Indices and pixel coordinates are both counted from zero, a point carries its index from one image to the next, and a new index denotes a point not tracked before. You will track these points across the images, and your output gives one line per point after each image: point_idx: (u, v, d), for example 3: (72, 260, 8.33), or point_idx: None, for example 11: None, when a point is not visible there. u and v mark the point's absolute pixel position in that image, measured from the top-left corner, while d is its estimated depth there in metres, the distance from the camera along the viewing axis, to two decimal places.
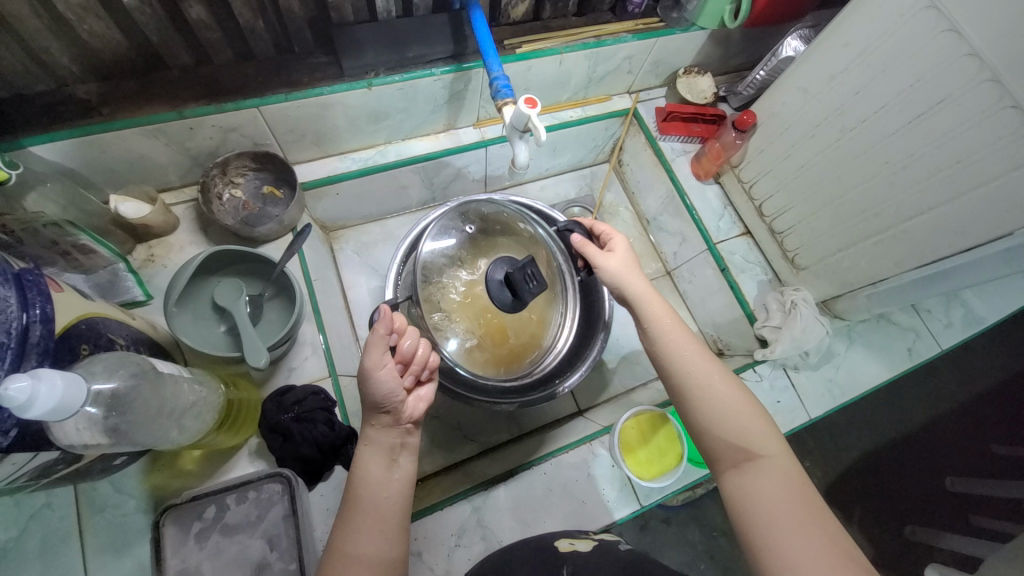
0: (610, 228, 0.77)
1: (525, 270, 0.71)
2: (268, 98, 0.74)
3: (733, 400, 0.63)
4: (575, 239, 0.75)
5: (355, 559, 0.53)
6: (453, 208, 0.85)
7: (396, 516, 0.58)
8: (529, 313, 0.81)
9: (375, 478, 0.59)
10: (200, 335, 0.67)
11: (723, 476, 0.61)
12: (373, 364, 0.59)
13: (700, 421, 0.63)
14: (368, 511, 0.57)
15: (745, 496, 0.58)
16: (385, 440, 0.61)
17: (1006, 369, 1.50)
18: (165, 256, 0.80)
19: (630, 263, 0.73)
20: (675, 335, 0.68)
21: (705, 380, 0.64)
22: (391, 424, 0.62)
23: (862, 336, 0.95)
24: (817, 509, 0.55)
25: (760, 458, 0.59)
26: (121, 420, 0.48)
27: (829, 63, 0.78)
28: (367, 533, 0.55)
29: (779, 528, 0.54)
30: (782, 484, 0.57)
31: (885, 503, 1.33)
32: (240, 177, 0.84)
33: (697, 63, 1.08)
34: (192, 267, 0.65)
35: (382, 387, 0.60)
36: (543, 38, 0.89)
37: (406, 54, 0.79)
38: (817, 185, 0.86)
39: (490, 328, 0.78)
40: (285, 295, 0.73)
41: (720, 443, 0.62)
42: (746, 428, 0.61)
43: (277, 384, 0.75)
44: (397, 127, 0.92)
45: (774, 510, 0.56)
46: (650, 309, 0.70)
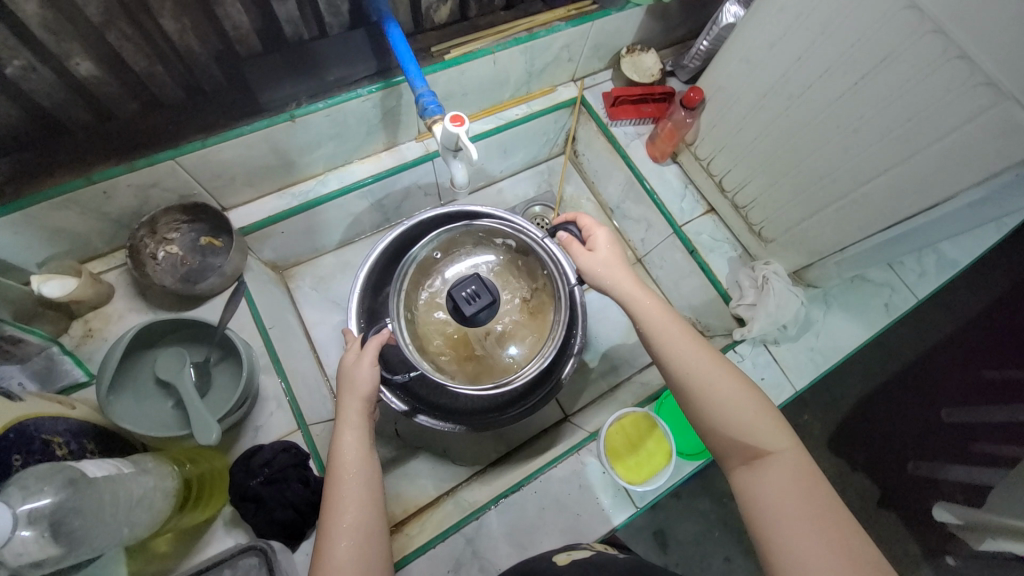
0: (593, 220, 0.73)
1: (467, 286, 0.69)
2: (183, 147, 0.69)
3: (735, 399, 0.60)
4: (559, 236, 0.73)
5: (345, 532, 0.56)
6: (440, 234, 0.78)
7: (376, 490, 0.60)
8: (507, 324, 0.76)
9: (351, 458, 0.60)
10: (147, 416, 0.64)
11: (734, 472, 0.59)
12: (364, 364, 0.66)
13: (705, 421, 0.60)
14: (353, 484, 0.59)
15: (755, 491, 0.56)
16: (355, 416, 0.63)
17: (996, 287, 1.44)
18: (104, 328, 0.76)
19: (614, 260, 0.70)
20: (670, 332, 0.64)
21: (706, 379, 0.60)
22: (362, 404, 0.64)
23: (837, 299, 0.94)
24: (825, 502, 0.53)
25: (769, 454, 0.57)
26: (66, 534, 0.44)
27: (769, 30, 0.75)
28: (354, 508, 0.57)
29: (790, 526, 0.52)
30: (794, 480, 0.55)
31: (887, 444, 1.32)
32: (173, 232, 0.80)
33: (639, 40, 1.04)
34: (121, 346, 0.61)
35: (361, 373, 0.65)
36: (471, 40, 0.84)
37: (326, 79, 0.75)
38: (773, 158, 0.83)
39: (466, 343, 0.75)
40: (233, 358, 0.70)
41: (726, 440, 0.59)
42: (752, 424, 0.58)
43: (244, 447, 0.72)
44: (334, 153, 0.87)
45: (783, 502, 0.54)
46: (642, 308, 0.66)
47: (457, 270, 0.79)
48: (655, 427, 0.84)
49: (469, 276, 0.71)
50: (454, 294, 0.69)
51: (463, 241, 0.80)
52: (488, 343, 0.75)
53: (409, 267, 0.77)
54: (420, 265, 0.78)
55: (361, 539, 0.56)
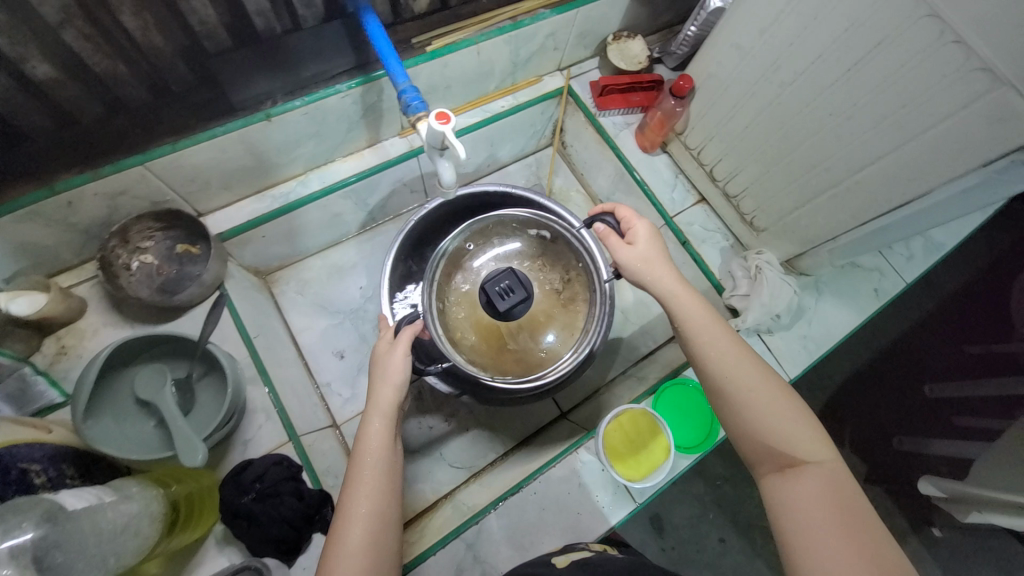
0: (632, 212, 0.70)
1: (500, 282, 0.69)
2: (152, 152, 0.66)
3: (774, 407, 0.58)
4: (598, 228, 0.71)
5: (361, 521, 0.54)
6: (471, 224, 0.76)
7: (394, 481, 0.58)
8: (540, 316, 0.73)
9: (375, 446, 0.59)
10: (128, 437, 0.61)
11: (765, 478, 0.57)
12: (392, 354, 0.64)
13: (740, 424, 0.59)
14: (374, 473, 0.57)
15: (786, 499, 0.54)
16: (386, 403, 0.61)
17: (981, 262, 1.45)
18: (78, 344, 0.72)
19: (654, 255, 0.67)
20: (709, 331, 0.62)
21: (744, 386, 0.59)
22: (393, 394, 0.62)
23: (829, 286, 0.94)
24: (854, 512, 0.52)
25: (805, 464, 0.55)
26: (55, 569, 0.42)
27: (759, 16, 0.73)
28: (369, 498, 0.55)
29: (811, 526, 0.52)
30: (827, 491, 0.53)
31: (880, 423, 1.32)
32: (146, 241, 0.76)
33: (625, 27, 1.01)
34: (96, 366, 0.59)
35: (394, 361, 0.63)
36: (454, 31, 0.82)
37: (302, 75, 0.72)
38: (765, 144, 0.82)
39: (501, 337, 0.72)
40: (216, 372, 0.67)
41: (761, 447, 0.57)
42: (789, 434, 0.57)
43: (234, 462, 0.70)
44: (313, 153, 0.83)
45: (813, 512, 0.52)
46: (680, 307, 0.64)
47: (491, 260, 0.75)
48: (654, 423, 0.82)
49: (503, 270, 0.71)
50: (486, 290, 0.69)
51: (496, 230, 0.77)
52: (522, 338, 0.73)
53: (440, 259, 0.74)
54: (451, 257, 0.75)
55: (379, 530, 0.54)
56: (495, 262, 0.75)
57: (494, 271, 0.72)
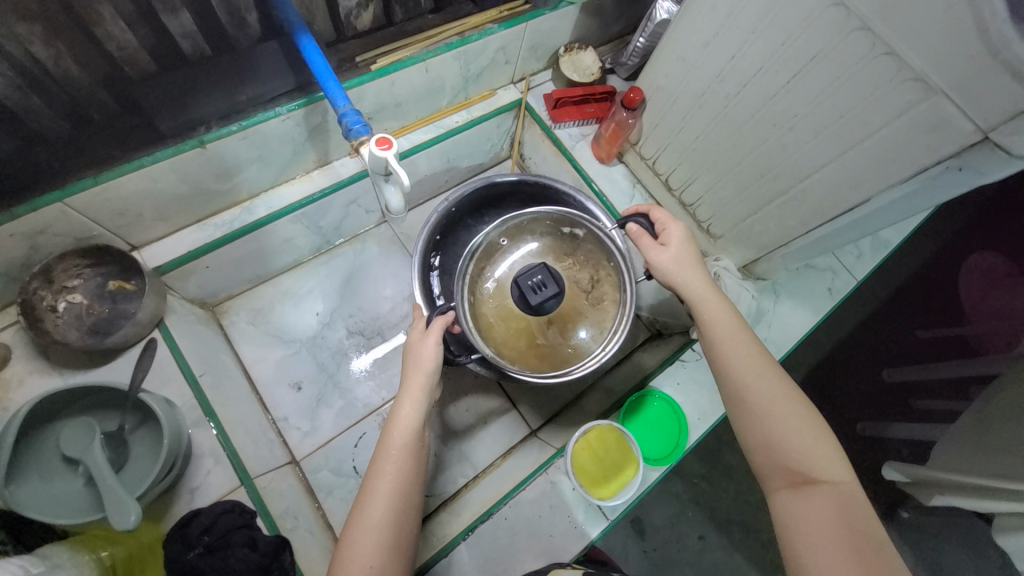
0: (667, 214, 0.70)
1: (534, 276, 0.69)
2: (72, 186, 0.61)
3: (794, 422, 0.57)
4: (630, 228, 0.72)
5: (382, 499, 0.56)
6: (507, 219, 0.76)
7: (418, 471, 0.59)
8: (569, 311, 0.72)
9: (403, 433, 0.59)
10: (50, 500, 0.55)
11: (775, 493, 0.57)
12: (422, 341, 0.65)
13: (757, 433, 0.58)
14: (399, 460, 0.58)
15: (796, 516, 0.54)
16: (417, 391, 0.62)
17: (929, 252, 1.50)
18: (1, 397, 0.66)
19: (686, 258, 0.67)
20: (734, 337, 0.62)
21: (765, 396, 0.59)
22: (423, 378, 0.63)
23: (786, 288, 0.96)
24: (865, 531, 0.51)
25: (821, 482, 0.55)
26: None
27: (702, 29, 0.74)
28: (391, 481, 0.57)
29: (817, 537, 0.52)
30: (841, 513, 0.52)
31: (844, 410, 1.36)
32: (74, 280, 0.71)
33: (576, 38, 1.01)
34: (15, 423, 0.54)
35: (426, 349, 0.64)
36: (401, 47, 0.79)
37: (238, 98, 0.68)
38: (716, 154, 0.83)
39: (530, 331, 0.72)
40: (152, 422, 0.63)
41: (774, 460, 0.57)
42: (807, 451, 0.56)
43: (179, 512, 0.65)
44: (257, 178, 0.79)
45: (823, 530, 0.52)
46: (708, 311, 0.64)
47: (522, 256, 0.75)
48: (621, 436, 0.82)
49: (535, 265, 0.71)
50: (520, 281, 0.70)
51: (529, 228, 0.77)
52: (551, 334, 0.72)
53: (476, 252, 0.73)
54: (485, 251, 0.75)
55: (391, 520, 0.55)
56: (524, 262, 0.75)
57: (528, 265, 0.72)
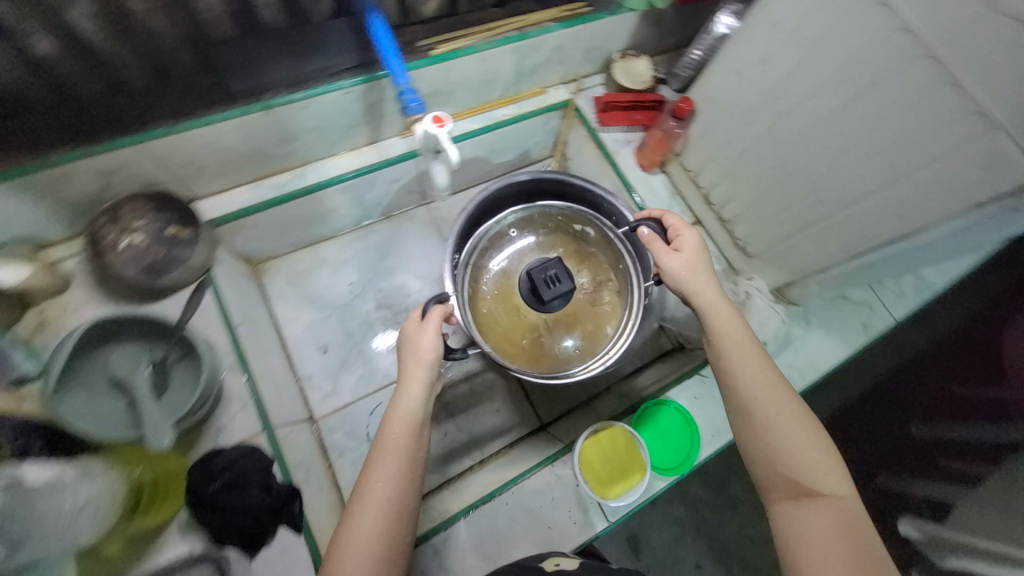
0: (681, 221, 0.72)
1: (548, 270, 0.79)
2: (149, 133, 0.66)
3: (799, 435, 0.57)
4: (642, 232, 0.71)
5: (378, 501, 0.57)
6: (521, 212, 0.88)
7: (415, 467, 0.60)
8: (570, 315, 0.82)
9: (401, 428, 0.61)
10: (95, 414, 0.61)
11: (776, 505, 0.57)
12: (421, 333, 0.66)
13: (761, 449, 0.58)
14: (396, 456, 0.59)
15: (797, 528, 0.54)
16: (417, 383, 0.63)
17: None
18: (59, 318, 0.70)
19: (698, 266, 0.67)
20: (741, 351, 0.62)
21: (771, 409, 0.58)
22: (423, 370, 0.64)
23: (817, 317, 0.94)
24: (864, 544, 0.52)
25: (822, 495, 0.55)
26: (16, 532, 0.47)
27: (760, 43, 0.74)
28: (387, 479, 0.58)
29: (817, 551, 0.52)
30: (843, 527, 0.53)
31: (863, 459, 1.33)
32: (137, 220, 0.74)
33: (632, 46, 1.02)
34: (72, 343, 0.61)
35: (426, 341, 0.65)
36: (460, 36, 0.82)
37: (305, 68, 0.72)
38: (761, 173, 0.83)
39: (533, 325, 0.81)
40: (194, 358, 0.68)
41: (777, 472, 0.57)
42: (811, 463, 0.56)
43: (204, 448, 0.69)
44: (312, 146, 0.84)
45: (824, 543, 0.52)
46: (716, 322, 0.64)
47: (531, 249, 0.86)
48: (631, 439, 0.81)
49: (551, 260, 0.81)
50: (534, 272, 0.79)
51: (540, 222, 0.88)
52: (552, 331, 0.81)
53: (482, 240, 0.85)
54: (492, 240, 0.86)
55: (387, 518, 0.56)
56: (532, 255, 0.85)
57: (541, 260, 0.82)
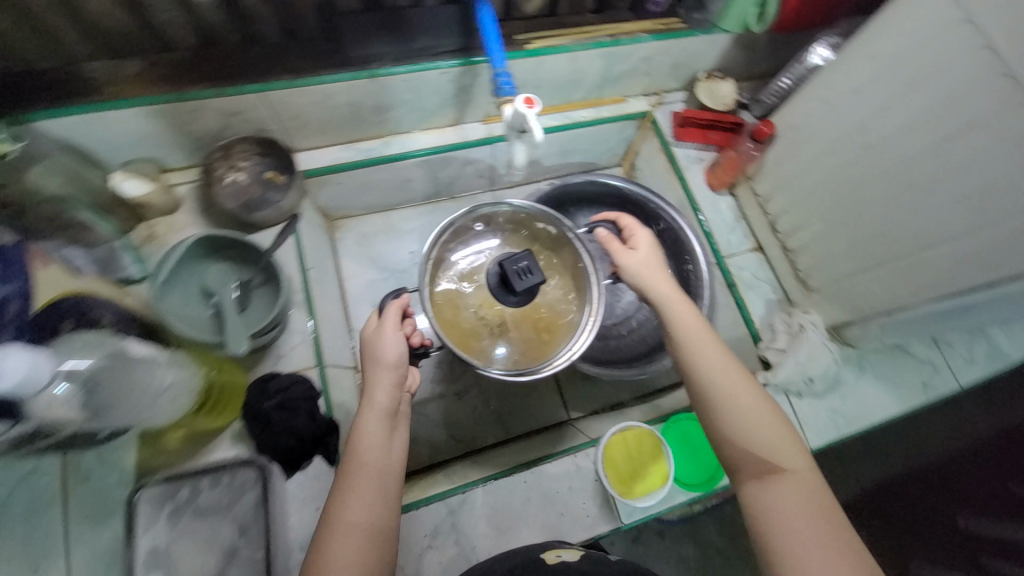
0: (634, 221, 0.73)
1: (519, 260, 0.66)
2: (271, 84, 0.74)
3: (757, 412, 0.59)
4: (598, 233, 0.71)
5: (352, 526, 0.53)
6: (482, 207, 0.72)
7: (389, 484, 0.57)
8: (535, 312, 0.68)
9: (369, 445, 0.57)
10: (185, 315, 0.69)
11: (743, 486, 0.57)
12: (388, 329, 0.63)
13: (723, 432, 0.59)
14: (370, 479, 0.56)
15: (765, 506, 0.55)
16: (383, 399, 0.60)
17: None
18: (166, 234, 0.81)
19: (652, 260, 0.69)
20: (699, 336, 0.63)
21: (730, 392, 0.59)
22: (391, 375, 0.61)
23: (873, 366, 0.90)
24: (830, 515, 0.53)
25: (783, 471, 0.56)
26: (105, 398, 0.52)
27: (855, 75, 0.74)
28: (360, 501, 0.54)
29: (787, 529, 0.53)
30: (806, 501, 0.54)
31: (894, 537, 1.15)
32: (243, 161, 0.84)
33: (720, 67, 1.03)
34: (180, 248, 0.68)
35: (387, 344, 0.62)
36: (555, 36, 0.86)
37: (412, 46, 0.79)
38: (836, 204, 0.81)
39: (495, 322, 0.67)
40: (273, 285, 0.75)
41: (741, 452, 0.58)
42: (769, 438, 0.57)
43: (263, 370, 0.76)
44: (403, 118, 0.90)
45: (792, 519, 0.53)
46: (674, 313, 0.65)
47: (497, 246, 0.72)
48: (659, 446, 0.81)
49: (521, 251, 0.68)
50: (504, 263, 0.66)
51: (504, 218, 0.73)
52: (517, 327, 0.67)
53: (444, 232, 0.69)
54: (455, 232, 0.71)
55: (368, 541, 0.53)
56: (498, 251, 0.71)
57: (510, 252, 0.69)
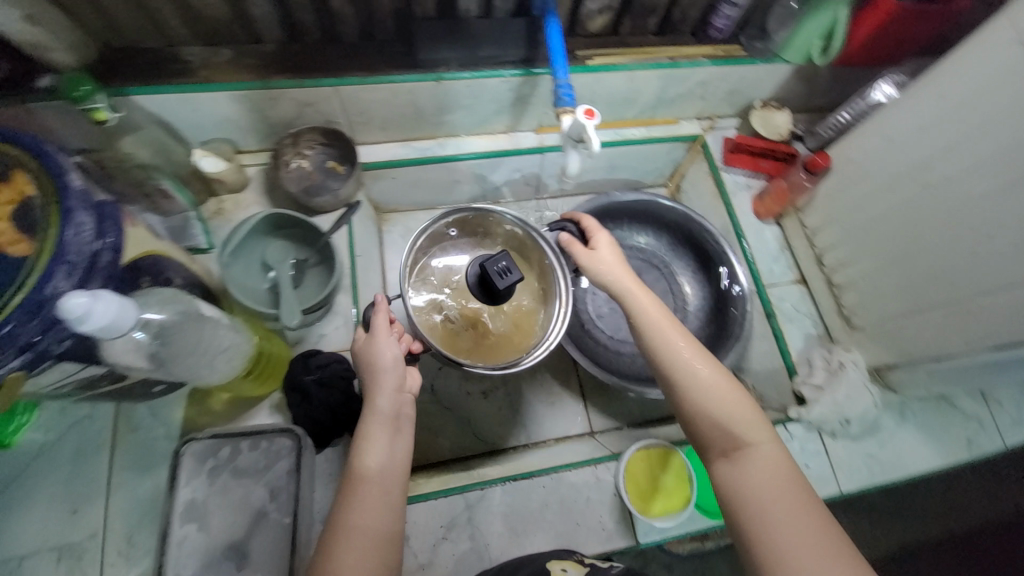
0: (594, 222, 0.73)
1: (499, 261, 0.64)
2: (345, 79, 0.79)
3: (723, 392, 0.59)
4: (560, 238, 0.72)
5: (359, 533, 0.54)
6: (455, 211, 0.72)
7: (394, 490, 0.57)
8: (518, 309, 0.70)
9: (373, 453, 0.58)
10: (245, 286, 0.74)
11: (713, 466, 0.58)
12: (381, 330, 0.63)
13: (692, 414, 0.59)
14: (376, 487, 0.56)
15: (737, 485, 0.55)
16: (386, 408, 0.60)
17: None
18: (232, 211, 0.87)
19: (613, 254, 0.70)
20: (659, 323, 0.63)
21: (693, 373, 0.60)
22: (394, 383, 0.61)
23: (915, 415, 0.87)
24: (799, 487, 0.53)
25: (747, 446, 0.56)
26: (170, 351, 0.55)
27: (919, 113, 0.73)
28: (366, 507, 0.55)
29: (758, 504, 0.53)
30: (773, 473, 0.54)
31: None
32: (309, 149, 0.89)
33: (777, 97, 1.03)
34: (249, 224, 0.73)
35: (381, 352, 0.61)
36: (616, 54, 0.89)
37: (479, 53, 0.82)
38: (887, 243, 0.80)
39: (480, 319, 0.69)
40: (326, 267, 0.80)
41: (709, 431, 0.58)
42: (733, 414, 0.58)
43: (306, 347, 0.79)
44: (461, 122, 0.94)
45: (762, 493, 0.53)
46: (636, 303, 0.65)
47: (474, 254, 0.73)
48: (682, 467, 0.81)
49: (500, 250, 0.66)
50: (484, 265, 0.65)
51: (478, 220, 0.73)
52: (500, 322, 0.69)
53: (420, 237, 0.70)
54: (432, 236, 0.72)
55: (376, 547, 0.54)
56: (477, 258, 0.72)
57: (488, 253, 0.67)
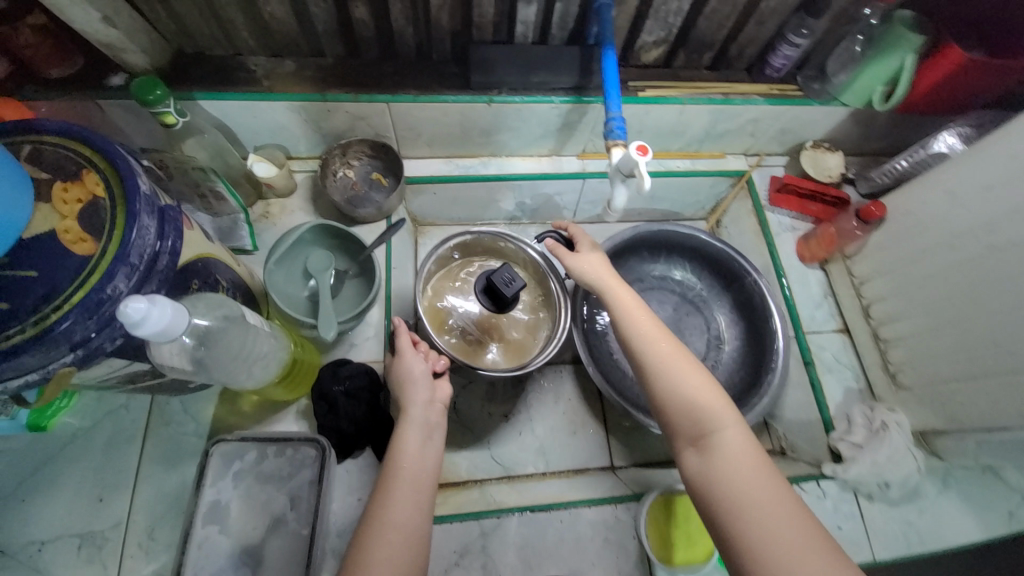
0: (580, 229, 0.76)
1: (501, 273, 0.70)
2: (398, 96, 0.80)
3: (691, 381, 0.60)
4: (546, 244, 0.74)
5: (392, 529, 0.54)
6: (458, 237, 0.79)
7: (427, 491, 0.58)
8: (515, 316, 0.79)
9: (409, 453, 0.60)
10: (286, 292, 0.75)
11: (683, 455, 0.59)
12: (404, 348, 0.68)
13: (662, 403, 0.60)
14: (408, 487, 0.57)
15: (705, 472, 0.56)
16: (416, 412, 0.63)
17: None
18: (277, 215, 0.90)
19: (593, 251, 0.72)
20: (630, 314, 0.65)
21: (662, 363, 0.61)
22: (426, 392, 0.65)
23: (959, 484, 0.82)
24: (764, 474, 0.54)
25: (713, 433, 0.57)
26: (212, 355, 0.56)
27: (988, 171, 0.70)
28: (399, 503, 0.56)
29: (723, 490, 0.54)
30: (738, 457, 0.55)
31: None
32: (356, 160, 0.91)
33: (830, 139, 1.00)
34: (296, 233, 0.74)
35: (413, 365, 0.66)
36: (669, 87, 0.88)
37: (532, 79, 0.82)
38: (944, 302, 0.76)
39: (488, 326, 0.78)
40: (364, 279, 0.81)
41: (676, 420, 0.59)
42: (700, 401, 0.58)
43: (336, 355, 0.80)
44: (506, 143, 0.94)
45: (726, 479, 0.54)
46: (611, 295, 0.67)
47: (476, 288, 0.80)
48: None
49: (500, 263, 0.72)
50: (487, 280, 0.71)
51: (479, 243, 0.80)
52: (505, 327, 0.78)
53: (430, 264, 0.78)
54: (438, 262, 0.79)
55: (410, 547, 0.53)
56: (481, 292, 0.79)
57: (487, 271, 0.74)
